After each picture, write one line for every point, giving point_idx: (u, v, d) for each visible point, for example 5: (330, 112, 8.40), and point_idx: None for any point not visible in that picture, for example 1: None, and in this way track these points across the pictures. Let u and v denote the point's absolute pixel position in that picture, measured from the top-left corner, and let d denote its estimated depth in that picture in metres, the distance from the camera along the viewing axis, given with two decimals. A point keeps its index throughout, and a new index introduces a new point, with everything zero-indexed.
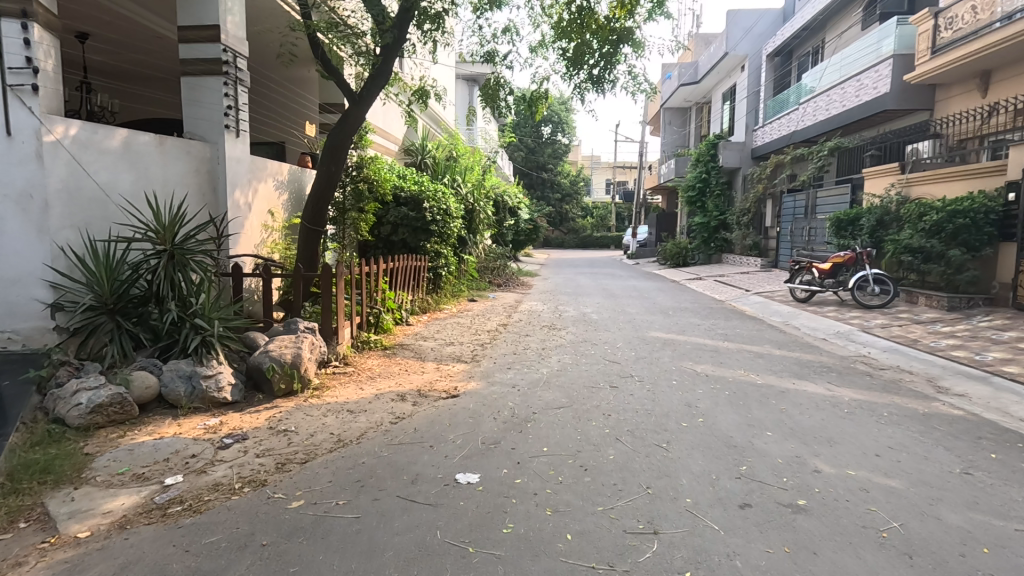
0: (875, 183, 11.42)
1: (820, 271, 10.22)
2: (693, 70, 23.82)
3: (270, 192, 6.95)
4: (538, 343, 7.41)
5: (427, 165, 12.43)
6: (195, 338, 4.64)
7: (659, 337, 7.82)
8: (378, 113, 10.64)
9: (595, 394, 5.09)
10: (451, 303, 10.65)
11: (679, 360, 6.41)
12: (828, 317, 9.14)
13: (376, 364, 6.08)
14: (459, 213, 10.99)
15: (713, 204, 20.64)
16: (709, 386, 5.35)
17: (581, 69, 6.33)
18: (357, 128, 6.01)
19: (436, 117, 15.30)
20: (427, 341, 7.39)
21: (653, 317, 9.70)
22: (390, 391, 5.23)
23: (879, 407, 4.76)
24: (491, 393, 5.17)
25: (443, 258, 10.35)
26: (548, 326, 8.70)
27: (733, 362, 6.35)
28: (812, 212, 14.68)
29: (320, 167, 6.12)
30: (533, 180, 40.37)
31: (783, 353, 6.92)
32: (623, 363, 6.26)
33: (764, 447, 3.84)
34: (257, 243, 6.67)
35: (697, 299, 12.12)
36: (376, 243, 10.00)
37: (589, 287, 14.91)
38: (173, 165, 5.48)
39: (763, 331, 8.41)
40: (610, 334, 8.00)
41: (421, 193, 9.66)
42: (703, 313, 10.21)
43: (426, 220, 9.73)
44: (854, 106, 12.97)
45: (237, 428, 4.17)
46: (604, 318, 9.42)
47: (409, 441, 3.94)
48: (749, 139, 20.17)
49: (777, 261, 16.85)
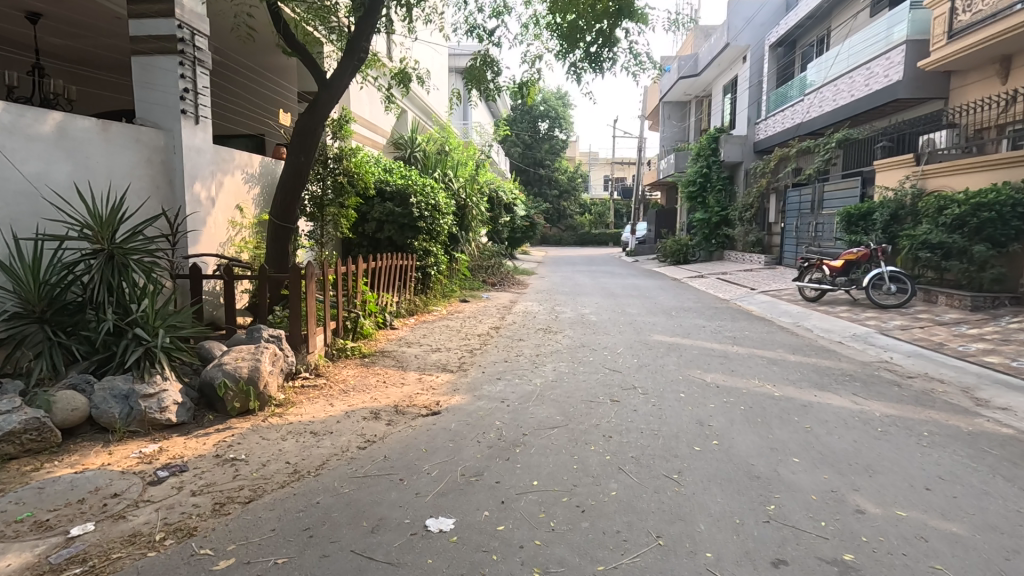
0: (888, 176, 10.86)
1: (832, 268, 9.69)
2: (693, 62, 23.25)
3: (237, 185, 6.35)
4: (533, 348, 6.84)
5: (417, 160, 11.97)
6: (135, 350, 4.03)
7: (663, 341, 7.24)
8: (358, 102, 10.13)
9: (594, 409, 4.53)
10: (442, 304, 10.07)
11: (686, 368, 5.84)
12: (841, 317, 8.57)
13: (352, 375, 5.50)
14: (449, 209, 10.39)
15: (714, 199, 19.99)
16: (722, 399, 4.78)
17: (577, 49, 5.75)
18: (329, 113, 5.42)
19: (426, 109, 14.71)
20: (411, 347, 6.79)
21: (655, 318, 9.13)
22: (363, 408, 4.64)
23: (916, 424, 4.19)
24: (477, 410, 4.59)
25: (432, 256, 9.76)
26: (545, 328, 8.12)
27: (745, 370, 5.79)
28: (819, 207, 14.10)
29: (288, 157, 5.52)
30: (530, 177, 39.73)
31: (799, 359, 6.35)
32: (624, 371, 5.70)
33: (793, 478, 3.27)
34: (222, 241, 6.08)
35: (699, 299, 11.56)
36: (361, 241, 9.44)
37: (586, 286, 14.32)
38: (120, 153, 4.87)
39: (774, 334, 7.85)
40: (610, 338, 7.42)
41: (408, 187, 9.08)
42: (708, 314, 9.64)
43: (413, 216, 9.12)
44: (863, 96, 12.40)
45: (177, 456, 3.57)
46: (604, 320, 8.84)
47: (376, 474, 3.35)
48: (750, 133, 19.63)
49: (781, 258, 16.28)
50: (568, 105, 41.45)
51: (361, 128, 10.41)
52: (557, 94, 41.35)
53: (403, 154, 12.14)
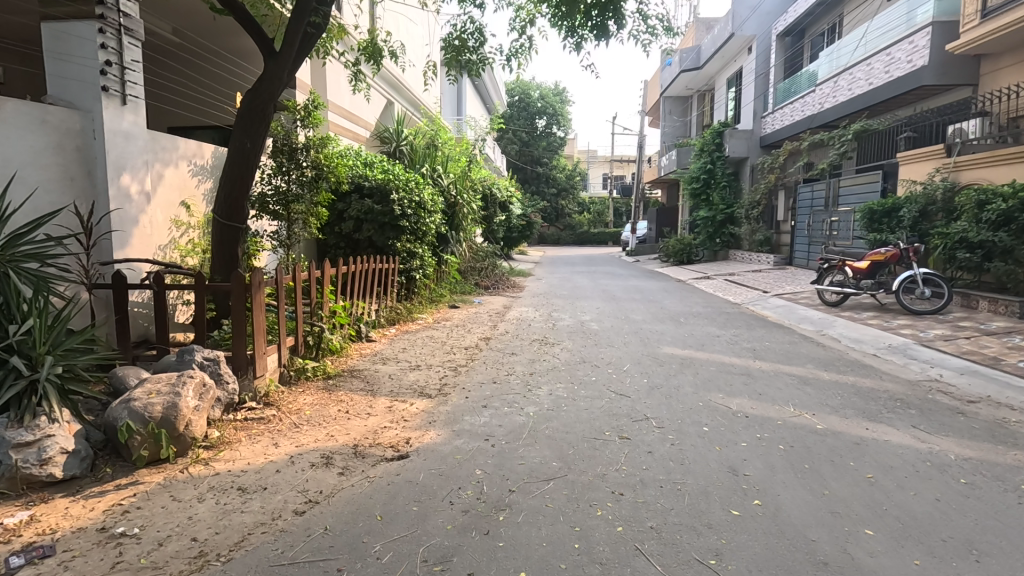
0: (913, 168, 10.02)
1: (855, 270, 8.84)
2: (695, 55, 22.40)
3: (181, 179, 5.50)
4: (526, 365, 5.96)
5: (404, 155, 11.12)
6: (12, 385, 3.14)
7: (674, 355, 6.38)
8: (336, 91, 9.47)
9: (600, 451, 3.65)
10: (429, 310, 9.19)
11: (705, 391, 4.98)
12: (870, 325, 7.72)
13: (309, 403, 4.62)
14: (437, 207, 9.51)
15: (718, 196, 19.12)
16: (754, 435, 3.92)
17: (578, 15, 4.92)
18: (277, 88, 4.55)
19: (415, 101, 13.84)
20: (386, 365, 5.91)
21: (662, 327, 8.26)
22: (312, 450, 3.74)
23: (1005, 471, 3.34)
24: (453, 452, 3.69)
25: (418, 258, 8.87)
26: (540, 340, 7.25)
27: (775, 394, 4.92)
28: (833, 204, 13.23)
29: (233, 142, 4.61)
30: (527, 175, 38.84)
31: (834, 378, 5.48)
32: (633, 396, 4.85)
33: (873, 565, 2.41)
34: (162, 244, 5.22)
35: (709, 303, 10.70)
36: (339, 243, 8.57)
37: (585, 288, 13.50)
38: (20, 137, 3.97)
39: (798, 345, 6.99)
40: (615, 351, 6.55)
41: (389, 183, 8.22)
42: (720, 320, 8.79)
43: (394, 214, 8.23)
44: (882, 84, 11.55)
45: (48, 531, 2.69)
46: (607, 329, 7.96)
47: (306, 562, 2.47)
48: (756, 127, 18.73)
49: (792, 258, 15.45)
50: (565, 101, 40.59)
51: (341, 119, 9.75)
52: (555, 90, 40.46)
53: (390, 149, 11.27)
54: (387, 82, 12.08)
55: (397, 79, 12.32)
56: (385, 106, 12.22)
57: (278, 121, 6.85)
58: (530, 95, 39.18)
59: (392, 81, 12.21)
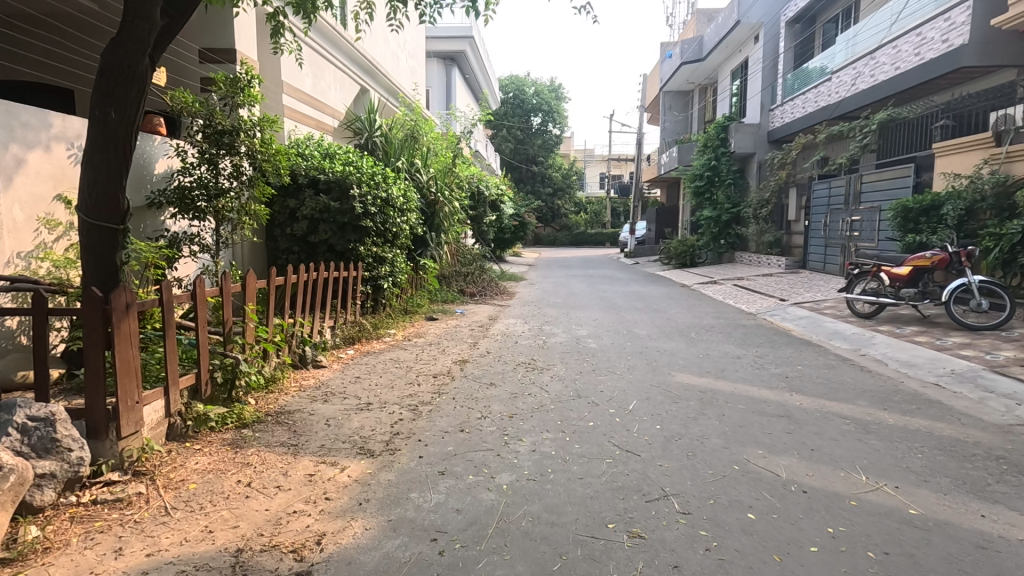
0: (954, 160, 8.83)
1: (893, 277, 7.64)
2: (697, 47, 21.19)
3: (55, 165, 4.26)
4: (506, 402, 4.72)
5: (377, 148, 9.80)
6: None
7: (692, 388, 5.14)
8: (294, 74, 8.31)
9: (601, 568, 2.42)
10: (399, 325, 7.89)
11: (739, 446, 3.75)
12: (919, 344, 6.52)
13: (200, 470, 3.34)
14: (411, 204, 8.26)
15: (723, 195, 17.92)
16: (826, 531, 2.68)
17: None
18: (148, 34, 3.25)
19: (393, 89, 12.62)
20: (326, 404, 4.64)
21: (672, 345, 7.03)
22: (165, 565, 2.47)
23: None
24: (379, 568, 2.45)
25: (387, 265, 7.61)
26: (527, 364, 5.98)
27: (834, 450, 3.66)
28: (854, 201, 12.04)
29: (92, 112, 3.30)
30: (521, 175, 37.74)
31: (902, 421, 4.24)
32: (645, 454, 3.62)
33: None
34: (25, 252, 4.01)
35: (721, 314, 9.49)
36: (291, 246, 7.26)
37: (581, 294, 12.33)
38: None
39: (838, 372, 5.75)
40: (618, 381, 5.31)
41: (349, 176, 6.94)
42: (737, 337, 7.57)
43: (354, 213, 6.96)
44: (912, 68, 10.37)
45: None
46: (606, 349, 6.72)
47: None
48: (763, 121, 17.48)
49: (806, 261, 14.27)
50: (562, 99, 39.46)
51: (304, 106, 8.63)
52: (550, 87, 39.18)
53: (362, 141, 9.94)
54: (359, 66, 10.82)
55: (371, 63, 11.07)
56: (359, 93, 10.97)
57: (201, 98, 5.57)
58: (524, 92, 37.95)
59: (365, 65, 10.97)
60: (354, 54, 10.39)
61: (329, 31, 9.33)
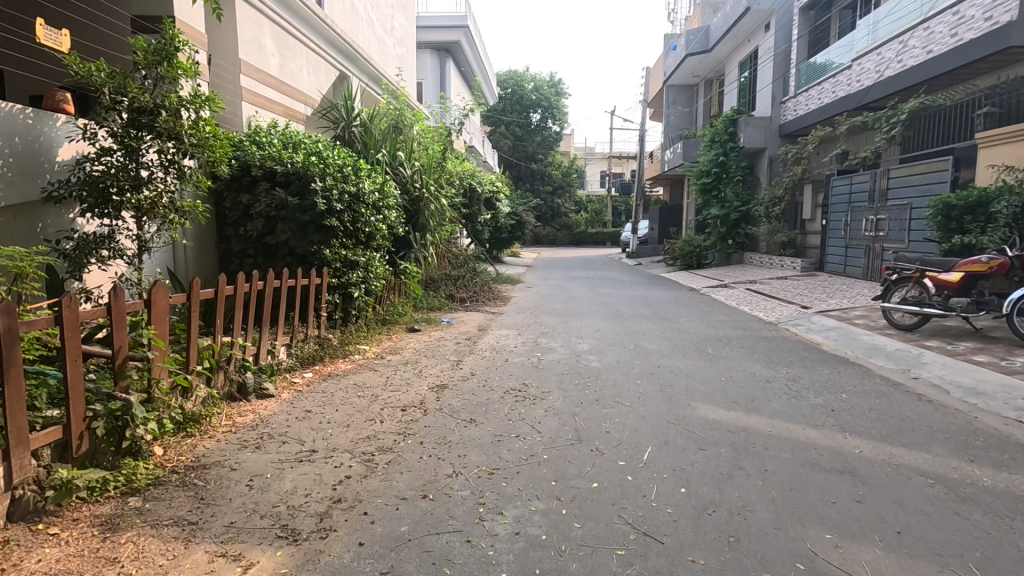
0: (1000, 151, 7.84)
1: (943, 284, 6.65)
2: (702, 37, 20.17)
3: None
4: (486, 449, 3.72)
5: (355, 139, 8.75)
6: None
7: (719, 427, 4.13)
8: (255, 52, 7.32)
9: None
10: (374, 340, 6.90)
11: (796, 526, 2.76)
12: (980, 366, 5.53)
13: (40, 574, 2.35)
14: (390, 200, 7.23)
15: (731, 192, 16.93)
16: None
17: None
18: None
19: (378, 77, 11.63)
20: (259, 452, 3.64)
21: (688, 365, 6.03)
22: None
23: None
24: None
25: (358, 270, 6.61)
26: (517, 391, 4.99)
27: (931, 536, 2.66)
28: (880, 198, 11.05)
29: None
30: (521, 172, 36.83)
31: (1002, 481, 3.24)
32: (669, 542, 2.64)
33: None
34: None
35: (738, 324, 8.49)
36: (246, 248, 6.28)
37: (582, 299, 11.34)
38: None
39: (894, 402, 4.74)
40: (627, 418, 4.30)
41: (311, 167, 5.94)
42: (762, 354, 6.57)
43: (316, 210, 5.94)
44: (949, 50, 9.37)
45: None
46: (611, 370, 5.73)
47: None
48: (775, 114, 16.45)
49: (824, 263, 13.27)
50: (562, 95, 38.42)
51: (270, 91, 7.67)
52: (549, 82, 38.04)
53: (339, 131, 8.88)
54: (338, 49, 9.83)
55: (351, 46, 10.07)
56: (338, 79, 9.96)
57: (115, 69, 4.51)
58: (523, 88, 36.84)
59: (344, 48, 9.96)
60: (330, 35, 9.39)
61: (300, 6, 8.32)
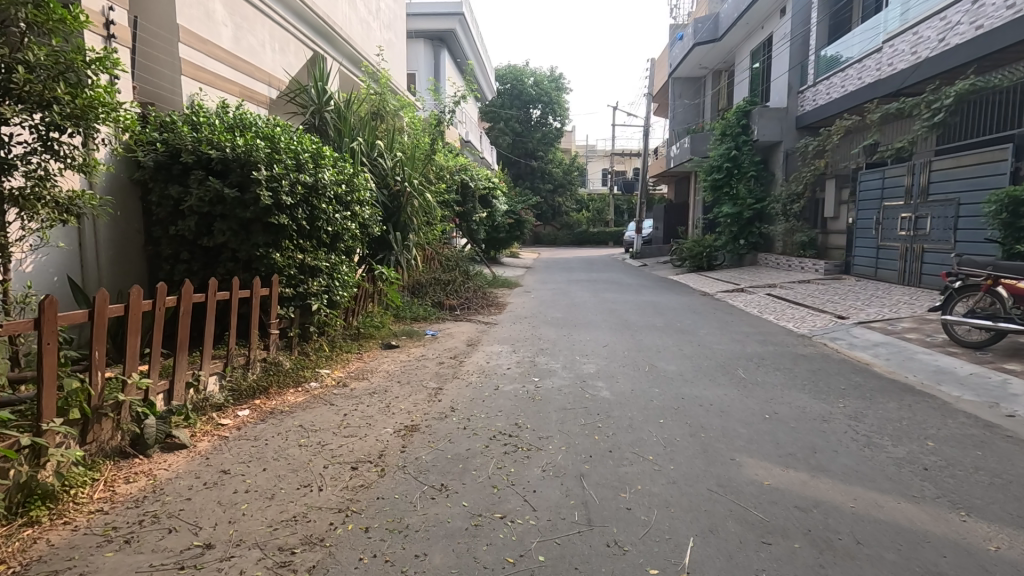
0: None
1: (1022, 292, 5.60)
2: (712, 25, 19.05)
3: None
4: (457, 545, 2.58)
5: (328, 126, 7.53)
6: None
7: (781, 500, 2.98)
8: (201, 19, 6.20)
9: None
10: (339, 361, 5.76)
11: None
12: None
13: None
14: (362, 192, 6.07)
15: (744, 188, 15.78)
16: None
17: None
18: None
19: (358, 58, 10.46)
20: (123, 550, 2.50)
21: (719, 394, 4.90)
22: None
23: None
24: None
25: (319, 277, 5.48)
26: (505, 438, 3.85)
27: None
28: (921, 194, 9.90)
29: None
30: (520, 170, 35.76)
31: None
32: None
33: None
34: None
35: (767, 337, 7.36)
36: (179, 251, 5.15)
37: (585, 306, 10.22)
38: None
39: (1002, 455, 3.59)
40: (653, 484, 3.17)
41: (255, 151, 4.78)
42: (805, 378, 5.42)
43: (261, 203, 4.78)
44: (1003, 24, 8.24)
45: None
46: (625, 403, 4.59)
47: None
48: (792, 104, 15.32)
49: (850, 265, 12.11)
50: (563, 91, 37.32)
51: (221, 66, 6.54)
52: (550, 77, 36.93)
53: (309, 117, 7.66)
54: (310, 26, 8.73)
55: (325, 23, 8.96)
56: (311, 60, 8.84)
57: None
58: (523, 83, 35.75)
59: (318, 24, 8.84)
60: (301, 9, 8.30)
61: None
